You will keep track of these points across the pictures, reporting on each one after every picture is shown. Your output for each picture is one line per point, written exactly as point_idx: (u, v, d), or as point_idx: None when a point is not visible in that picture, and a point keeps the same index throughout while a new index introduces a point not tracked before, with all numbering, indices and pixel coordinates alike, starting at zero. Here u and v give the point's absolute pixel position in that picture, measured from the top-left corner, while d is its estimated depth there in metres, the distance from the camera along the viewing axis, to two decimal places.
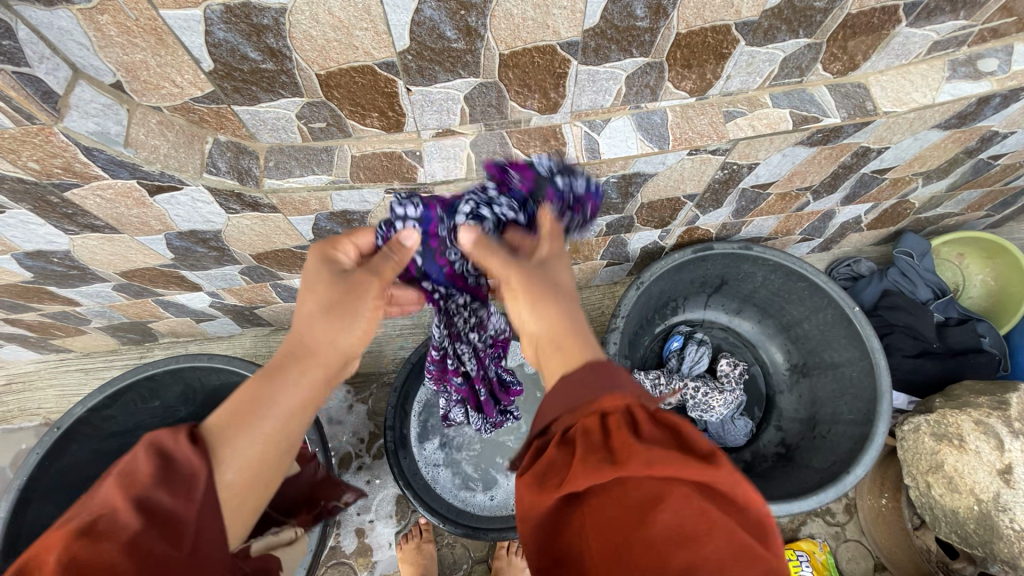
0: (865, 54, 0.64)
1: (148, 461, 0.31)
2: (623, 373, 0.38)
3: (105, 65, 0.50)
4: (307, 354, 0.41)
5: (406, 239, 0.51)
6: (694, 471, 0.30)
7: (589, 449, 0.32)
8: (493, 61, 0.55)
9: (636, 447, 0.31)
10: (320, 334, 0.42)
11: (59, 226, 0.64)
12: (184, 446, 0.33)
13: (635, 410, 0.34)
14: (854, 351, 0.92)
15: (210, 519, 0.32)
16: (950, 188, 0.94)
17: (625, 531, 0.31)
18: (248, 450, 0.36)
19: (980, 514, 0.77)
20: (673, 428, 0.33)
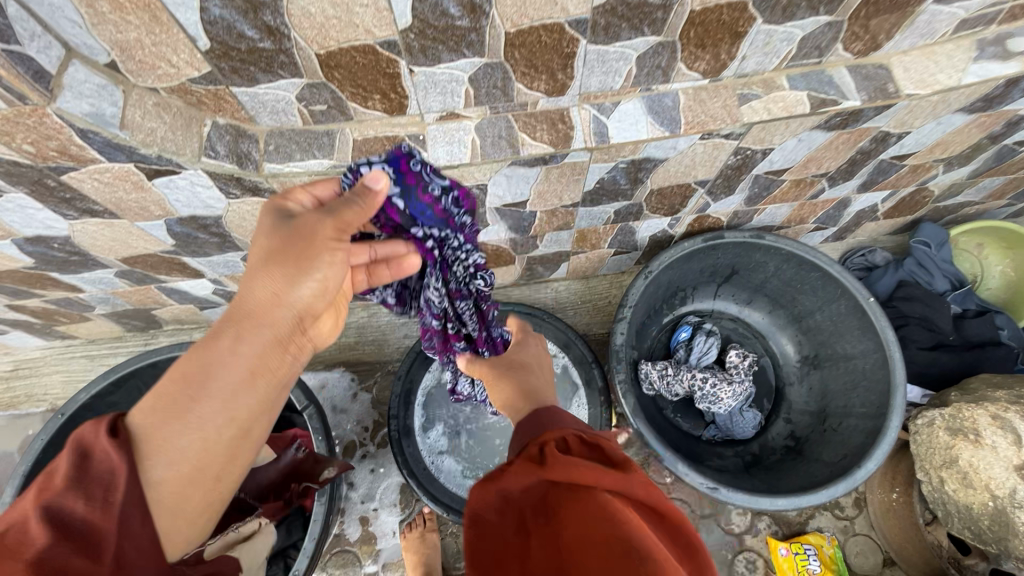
0: (888, 34, 0.61)
1: (63, 460, 0.40)
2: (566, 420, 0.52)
3: (99, 44, 0.48)
4: (250, 317, 0.47)
5: (373, 181, 0.49)
6: (608, 474, 0.42)
7: (526, 459, 0.45)
8: (499, 40, 0.52)
9: (565, 456, 0.43)
10: (262, 294, 0.47)
11: (58, 211, 0.63)
12: (103, 441, 0.42)
13: (570, 438, 0.47)
14: (867, 343, 0.90)
15: (133, 516, 0.40)
16: (972, 174, 0.91)
17: (555, 520, 0.40)
18: (184, 439, 0.43)
19: (995, 510, 0.75)
20: (597, 450, 0.45)
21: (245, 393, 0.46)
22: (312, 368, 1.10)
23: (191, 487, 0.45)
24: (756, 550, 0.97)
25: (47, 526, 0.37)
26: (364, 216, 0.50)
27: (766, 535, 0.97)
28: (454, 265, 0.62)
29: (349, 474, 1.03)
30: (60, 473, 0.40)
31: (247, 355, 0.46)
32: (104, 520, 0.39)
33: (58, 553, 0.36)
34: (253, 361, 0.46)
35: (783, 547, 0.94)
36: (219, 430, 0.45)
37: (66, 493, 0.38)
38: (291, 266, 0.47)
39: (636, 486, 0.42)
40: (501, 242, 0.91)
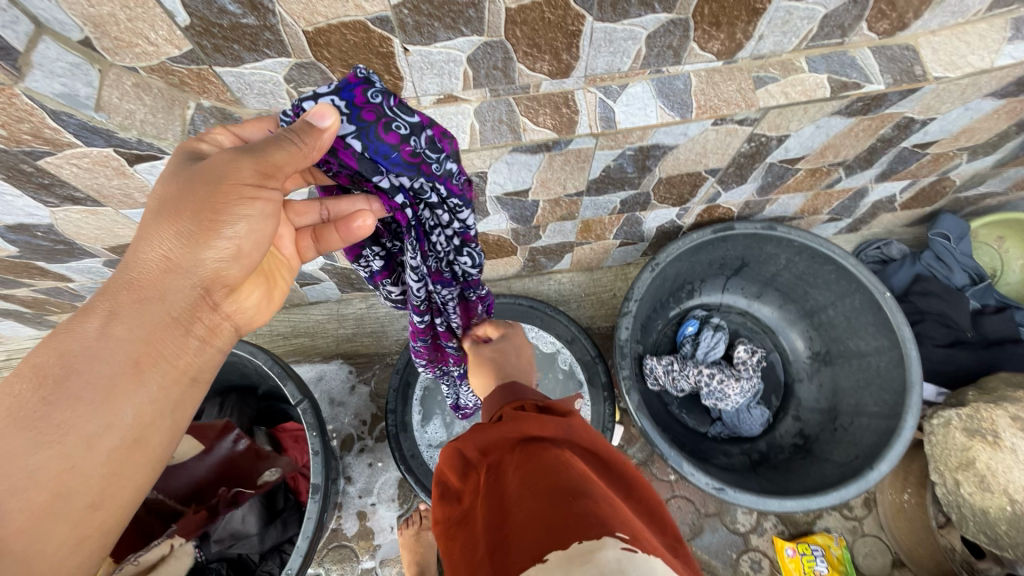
0: (917, 12, 0.57)
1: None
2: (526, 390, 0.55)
3: (70, 19, 0.45)
4: (137, 292, 0.41)
5: (318, 119, 0.39)
6: (548, 423, 0.43)
7: (481, 427, 0.46)
8: (499, 17, 0.49)
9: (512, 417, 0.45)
10: (150, 259, 0.41)
11: (38, 198, 0.61)
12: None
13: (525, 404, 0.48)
14: (882, 340, 0.86)
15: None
16: (996, 164, 0.87)
17: (502, 468, 0.39)
18: (44, 454, 0.37)
19: (1013, 515, 0.72)
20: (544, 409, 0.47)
21: (114, 393, 0.39)
22: (309, 359, 1.08)
23: (65, 502, 0.38)
24: (762, 550, 0.95)
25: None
26: (303, 160, 0.40)
27: (772, 535, 0.95)
28: (433, 236, 0.52)
29: (347, 468, 1.01)
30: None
31: (125, 342, 0.40)
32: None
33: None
34: (141, 355, 0.41)
35: (789, 547, 0.91)
36: (93, 440, 0.39)
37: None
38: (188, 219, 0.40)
39: (576, 432, 0.43)
40: (502, 232, 0.88)
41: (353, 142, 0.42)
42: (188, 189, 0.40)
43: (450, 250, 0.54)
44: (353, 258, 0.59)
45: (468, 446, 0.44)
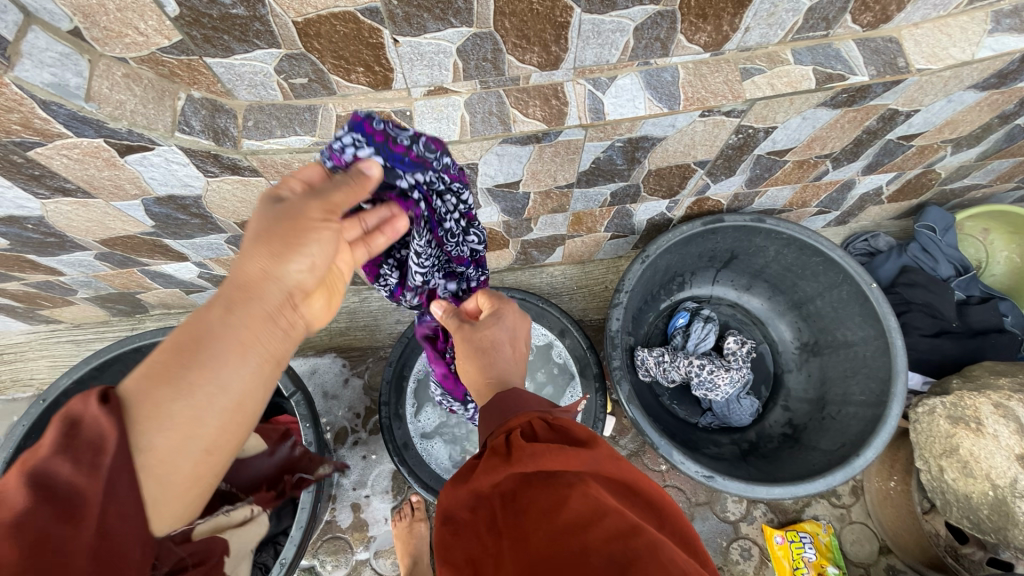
0: (899, 5, 0.58)
1: (48, 436, 0.31)
2: (525, 401, 0.49)
3: (60, 9, 0.45)
4: (242, 291, 0.38)
5: (366, 167, 0.44)
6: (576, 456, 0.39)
7: (494, 453, 0.41)
8: (488, 9, 0.49)
9: (524, 445, 0.39)
10: (255, 268, 0.39)
11: (28, 189, 0.61)
12: (95, 409, 0.32)
13: (535, 423, 0.43)
14: (869, 330, 0.88)
15: (124, 485, 0.32)
16: (980, 156, 0.88)
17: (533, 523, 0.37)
18: (175, 411, 0.34)
19: (995, 499, 0.74)
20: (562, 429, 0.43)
21: (232, 365, 0.36)
22: (303, 353, 1.09)
23: (180, 460, 0.35)
24: (751, 537, 0.96)
25: (27, 488, 0.29)
26: (357, 197, 0.43)
27: (762, 523, 0.96)
28: (444, 221, 0.57)
29: (341, 461, 1.02)
30: (40, 445, 0.31)
31: (237, 328, 0.37)
32: (90, 485, 0.31)
33: (36, 516, 0.28)
34: (250, 340, 0.37)
35: (778, 535, 0.93)
36: (209, 410, 0.35)
37: (53, 461, 0.30)
38: (279, 243, 0.39)
39: (602, 460, 0.40)
40: (494, 225, 0.88)
41: (374, 158, 0.46)
42: (282, 214, 0.40)
43: (460, 232, 0.60)
44: (373, 277, 0.65)
45: (485, 480, 0.40)
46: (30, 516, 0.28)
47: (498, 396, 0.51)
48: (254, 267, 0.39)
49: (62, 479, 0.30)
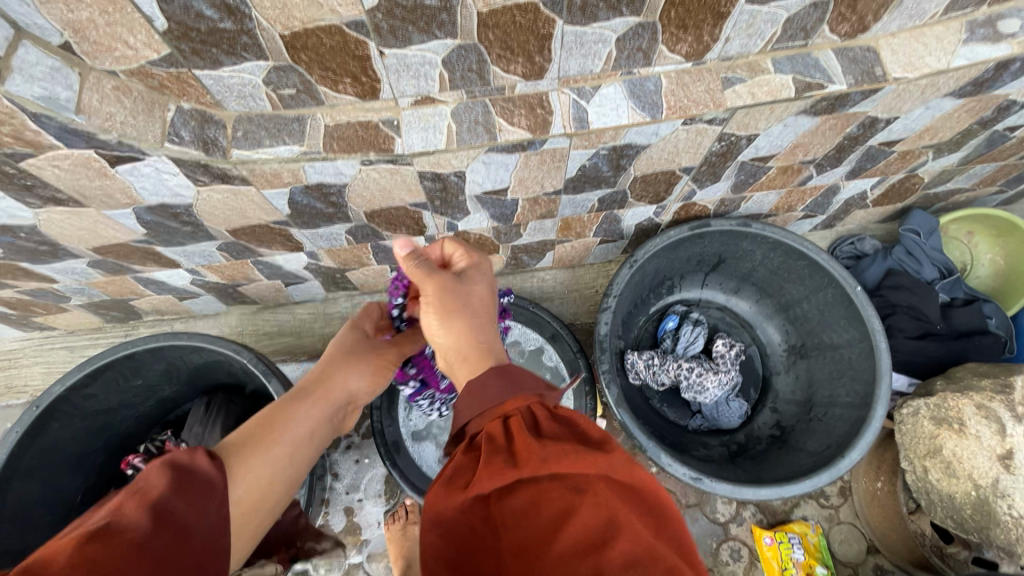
0: (876, 15, 0.59)
1: (160, 476, 0.39)
2: (522, 376, 0.47)
3: (50, 23, 0.46)
4: (321, 394, 0.58)
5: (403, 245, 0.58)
6: (589, 459, 0.37)
7: (495, 453, 0.39)
8: (471, 21, 0.50)
9: (532, 446, 0.38)
10: (336, 378, 0.60)
11: (20, 199, 0.62)
12: (200, 462, 0.43)
13: (536, 409, 0.43)
14: (853, 332, 0.89)
15: (217, 530, 0.40)
16: (962, 161, 0.90)
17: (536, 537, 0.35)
18: (255, 474, 0.48)
19: (978, 499, 0.75)
20: (569, 424, 0.42)
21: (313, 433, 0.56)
22: (296, 359, 1.10)
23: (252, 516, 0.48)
24: (741, 538, 0.97)
25: (147, 514, 0.36)
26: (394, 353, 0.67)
27: (751, 524, 0.97)
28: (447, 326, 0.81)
29: (334, 465, 1.02)
30: (155, 484, 0.38)
31: (315, 413, 0.56)
32: (196, 523, 0.38)
33: (153, 545, 0.35)
34: (317, 422, 0.56)
35: (767, 535, 0.94)
36: (289, 465, 0.52)
37: (168, 496, 0.38)
38: (359, 364, 0.63)
39: (618, 466, 0.37)
40: (484, 231, 0.89)
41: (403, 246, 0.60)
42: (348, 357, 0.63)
43: None
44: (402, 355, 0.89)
45: (484, 487, 0.37)
46: (149, 541, 0.35)
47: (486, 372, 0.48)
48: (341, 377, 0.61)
49: (174, 512, 0.37)
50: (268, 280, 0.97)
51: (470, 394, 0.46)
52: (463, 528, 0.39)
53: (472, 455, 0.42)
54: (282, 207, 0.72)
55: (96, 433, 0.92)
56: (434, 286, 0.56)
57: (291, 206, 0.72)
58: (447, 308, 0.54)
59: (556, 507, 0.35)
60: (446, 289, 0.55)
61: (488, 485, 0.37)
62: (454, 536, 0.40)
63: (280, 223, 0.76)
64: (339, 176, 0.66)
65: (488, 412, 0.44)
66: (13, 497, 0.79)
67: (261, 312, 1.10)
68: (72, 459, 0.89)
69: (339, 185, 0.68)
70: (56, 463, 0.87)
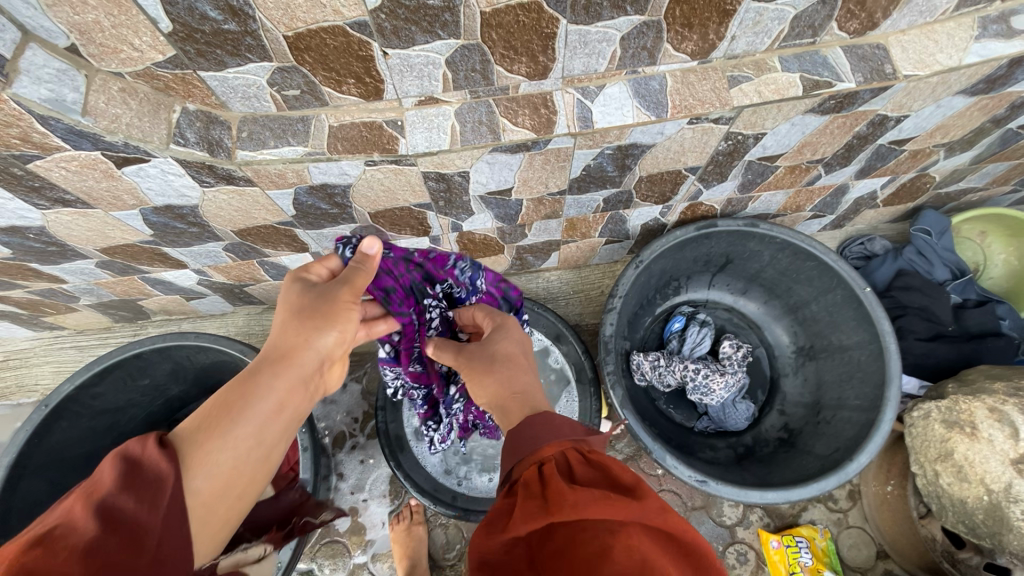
0: (885, 12, 0.58)
1: (110, 472, 0.38)
2: (558, 424, 0.47)
3: (56, 26, 0.46)
4: (284, 358, 0.49)
5: (368, 247, 0.55)
6: (621, 505, 0.36)
7: (530, 496, 0.39)
8: (474, 21, 0.50)
9: (567, 490, 0.37)
10: (296, 338, 0.50)
11: (29, 201, 0.62)
12: (152, 452, 0.40)
13: (569, 455, 0.42)
14: (862, 334, 0.88)
15: (175, 522, 0.39)
16: (975, 159, 0.88)
17: None
18: (217, 463, 0.43)
19: (990, 504, 0.74)
20: (601, 469, 0.40)
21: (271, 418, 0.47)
22: None
23: (220, 502, 0.43)
24: (748, 542, 0.96)
25: (93, 518, 0.35)
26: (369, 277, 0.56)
27: (758, 528, 0.97)
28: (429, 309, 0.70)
29: (339, 465, 1.03)
30: (104, 482, 0.37)
31: (279, 390, 0.48)
32: (149, 516, 0.37)
33: (103, 545, 0.34)
34: (286, 392, 0.48)
35: (775, 539, 0.93)
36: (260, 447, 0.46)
37: (116, 494, 0.37)
38: (320, 318, 0.51)
39: (649, 511, 0.36)
40: (488, 231, 0.89)
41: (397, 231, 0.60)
42: (316, 300, 0.52)
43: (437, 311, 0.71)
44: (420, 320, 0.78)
45: (520, 531, 0.37)
46: (97, 545, 0.34)
47: (534, 419, 0.48)
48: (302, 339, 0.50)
49: (124, 511, 0.36)
50: (273, 280, 0.98)
51: (509, 442, 0.48)
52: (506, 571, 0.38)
53: (512, 500, 0.41)
54: (287, 208, 0.72)
55: (104, 432, 0.93)
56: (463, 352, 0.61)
57: (296, 206, 0.72)
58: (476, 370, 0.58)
59: (592, 548, 0.34)
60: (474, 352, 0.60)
61: (523, 527, 0.37)
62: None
63: (286, 223, 0.77)
64: (344, 176, 0.66)
65: (526, 458, 0.44)
66: (23, 495, 0.80)
67: (267, 312, 1.11)
68: (80, 457, 0.90)
69: (343, 185, 0.68)
70: (65, 461, 0.87)
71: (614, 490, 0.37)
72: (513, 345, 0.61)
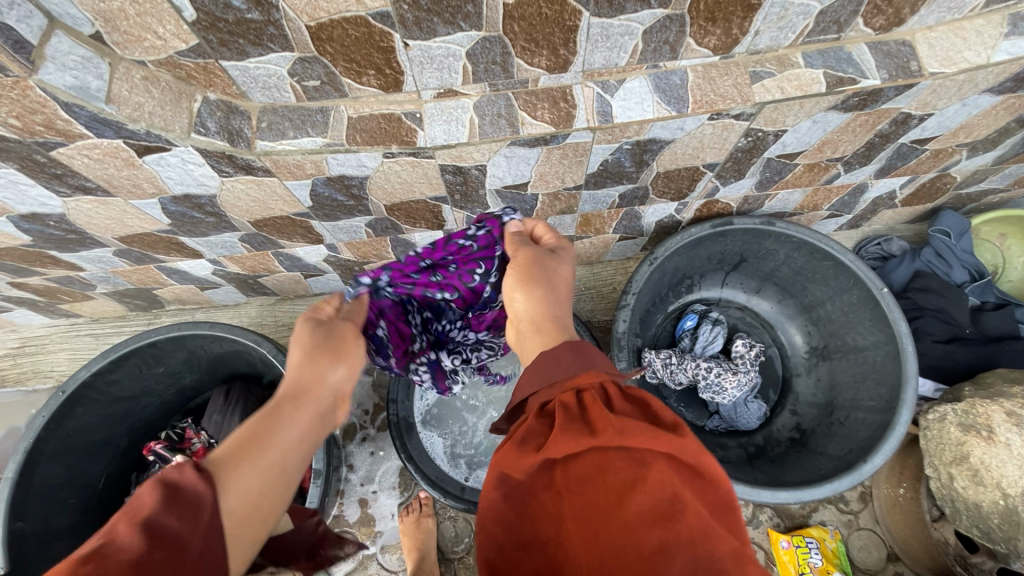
0: (913, 8, 0.57)
1: (150, 493, 0.34)
2: (596, 356, 0.46)
3: (83, 14, 0.46)
4: (303, 391, 0.52)
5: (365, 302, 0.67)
6: (665, 438, 0.36)
7: (568, 421, 0.39)
8: (497, 12, 0.50)
9: (610, 419, 0.37)
10: (308, 375, 0.47)
11: (50, 187, 0.63)
12: (188, 477, 0.36)
13: (608, 386, 0.42)
14: (879, 335, 0.87)
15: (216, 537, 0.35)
16: (997, 160, 0.87)
17: (605, 513, 0.36)
18: (243, 483, 0.38)
19: (1006, 509, 0.73)
20: (642, 402, 0.40)
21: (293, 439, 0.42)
22: None
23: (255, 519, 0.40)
24: (757, 541, 0.96)
25: (140, 534, 0.32)
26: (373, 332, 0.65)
27: (768, 527, 0.96)
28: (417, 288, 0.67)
29: (349, 457, 1.03)
30: (143, 501, 0.34)
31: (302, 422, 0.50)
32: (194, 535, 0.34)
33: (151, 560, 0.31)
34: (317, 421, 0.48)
35: (784, 539, 0.92)
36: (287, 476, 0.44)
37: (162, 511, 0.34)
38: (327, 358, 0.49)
39: (695, 447, 0.36)
40: None
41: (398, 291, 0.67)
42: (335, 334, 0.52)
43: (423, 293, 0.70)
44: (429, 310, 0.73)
45: (558, 450, 0.37)
46: (146, 559, 0.31)
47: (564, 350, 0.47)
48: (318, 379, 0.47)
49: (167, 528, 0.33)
50: (287, 271, 0.98)
51: (539, 366, 0.46)
52: (525, 493, 0.39)
53: (541, 421, 0.41)
54: (304, 199, 0.72)
55: (119, 419, 0.94)
56: (526, 253, 0.58)
57: (313, 198, 0.72)
58: (529, 281, 0.56)
59: (624, 476, 0.36)
60: (536, 259, 0.57)
61: (558, 449, 0.37)
62: (513, 501, 0.40)
63: (302, 215, 0.77)
64: (361, 168, 0.66)
65: (561, 383, 0.43)
66: (40, 479, 0.81)
67: (280, 303, 1.12)
68: (95, 443, 0.91)
69: (361, 177, 0.68)
70: (80, 447, 0.88)
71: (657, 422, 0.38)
72: (570, 275, 0.58)
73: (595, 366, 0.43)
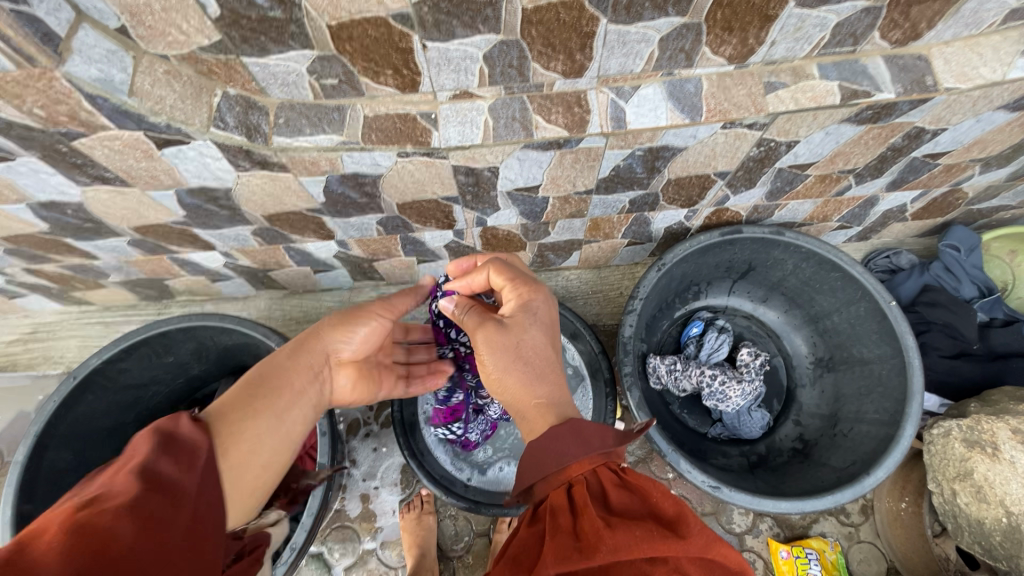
0: (930, 22, 0.57)
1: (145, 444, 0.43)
2: (588, 431, 0.50)
3: (108, 7, 0.47)
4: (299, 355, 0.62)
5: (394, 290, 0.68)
6: (669, 542, 0.41)
7: (561, 533, 0.42)
8: (515, 17, 0.50)
9: (605, 533, 0.41)
10: (309, 341, 0.63)
11: (70, 177, 0.64)
12: (184, 427, 0.47)
13: (603, 475, 0.47)
14: (885, 348, 0.87)
15: (206, 485, 0.43)
16: (1009, 176, 0.87)
17: None
18: (242, 431, 0.52)
19: (1009, 527, 0.74)
20: (642, 495, 0.46)
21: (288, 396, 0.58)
22: None
23: (245, 467, 0.51)
24: (756, 551, 0.96)
25: (135, 479, 0.39)
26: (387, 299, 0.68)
27: (767, 537, 0.96)
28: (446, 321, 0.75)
29: (352, 452, 1.04)
30: (139, 451, 0.42)
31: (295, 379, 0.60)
32: (187, 478, 0.42)
33: (147, 500, 0.38)
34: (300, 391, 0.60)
35: (783, 550, 0.93)
36: (281, 428, 0.56)
37: (156, 459, 0.42)
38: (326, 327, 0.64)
39: (699, 544, 0.42)
40: (512, 227, 0.90)
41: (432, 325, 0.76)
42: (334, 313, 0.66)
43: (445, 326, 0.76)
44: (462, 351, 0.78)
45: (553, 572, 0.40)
46: (140, 502, 0.38)
47: (559, 429, 0.50)
48: (316, 336, 0.64)
49: (163, 473, 0.41)
50: (297, 265, 0.99)
51: (531, 456, 0.50)
52: None
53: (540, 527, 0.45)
54: (318, 195, 0.73)
55: (126, 406, 0.95)
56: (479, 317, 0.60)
57: (327, 194, 0.73)
58: (494, 346, 0.56)
59: None
60: (490, 328, 0.58)
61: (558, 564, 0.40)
62: None
63: (315, 211, 0.78)
64: (375, 166, 0.67)
65: (553, 476, 0.48)
66: (49, 463, 0.82)
67: (289, 297, 1.13)
68: (104, 429, 0.92)
69: (374, 175, 0.69)
70: (88, 433, 0.90)
71: (659, 527, 0.43)
72: (537, 335, 0.57)
73: (588, 455, 0.47)
